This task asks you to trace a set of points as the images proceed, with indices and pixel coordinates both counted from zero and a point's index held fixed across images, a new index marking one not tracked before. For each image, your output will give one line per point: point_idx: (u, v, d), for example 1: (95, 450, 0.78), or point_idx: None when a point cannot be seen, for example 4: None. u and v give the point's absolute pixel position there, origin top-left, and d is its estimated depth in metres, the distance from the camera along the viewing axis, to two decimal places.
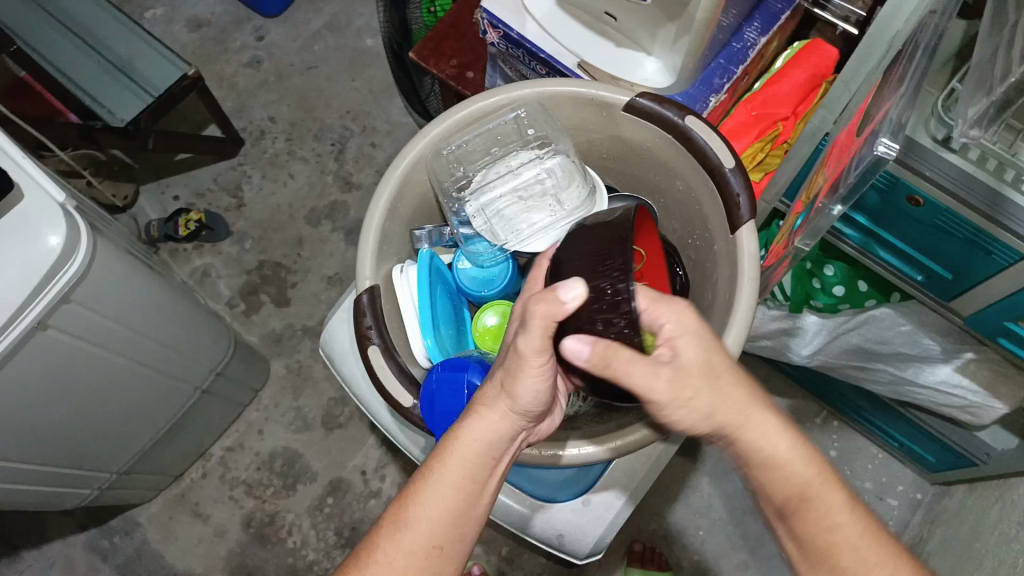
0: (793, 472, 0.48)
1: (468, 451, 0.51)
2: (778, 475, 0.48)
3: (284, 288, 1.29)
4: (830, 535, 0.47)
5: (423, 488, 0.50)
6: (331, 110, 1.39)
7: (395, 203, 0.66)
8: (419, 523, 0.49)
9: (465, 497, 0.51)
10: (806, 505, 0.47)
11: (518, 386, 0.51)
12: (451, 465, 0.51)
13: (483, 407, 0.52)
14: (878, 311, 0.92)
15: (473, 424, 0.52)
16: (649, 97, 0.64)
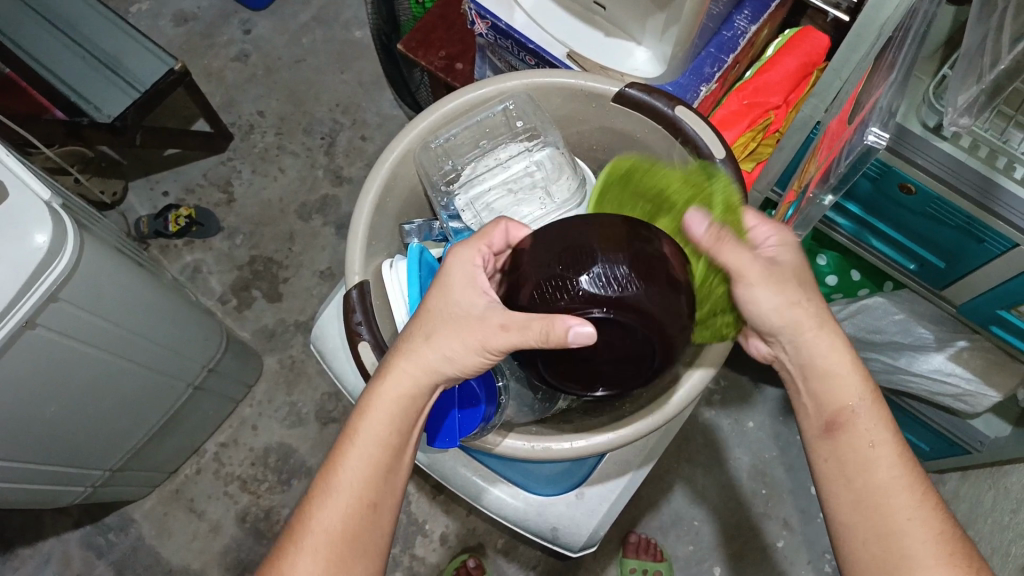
0: (846, 390, 0.51)
1: (392, 402, 0.50)
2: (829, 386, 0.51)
3: (276, 283, 1.28)
4: (868, 452, 0.49)
5: (352, 441, 0.50)
6: (320, 103, 1.38)
7: (383, 198, 0.66)
8: (349, 480, 0.49)
9: (391, 453, 0.50)
10: (849, 423, 0.50)
11: (451, 328, 0.50)
12: (374, 416, 0.50)
13: (410, 353, 0.51)
14: (871, 300, 0.94)
15: (399, 375, 0.50)
16: (638, 87, 0.64)
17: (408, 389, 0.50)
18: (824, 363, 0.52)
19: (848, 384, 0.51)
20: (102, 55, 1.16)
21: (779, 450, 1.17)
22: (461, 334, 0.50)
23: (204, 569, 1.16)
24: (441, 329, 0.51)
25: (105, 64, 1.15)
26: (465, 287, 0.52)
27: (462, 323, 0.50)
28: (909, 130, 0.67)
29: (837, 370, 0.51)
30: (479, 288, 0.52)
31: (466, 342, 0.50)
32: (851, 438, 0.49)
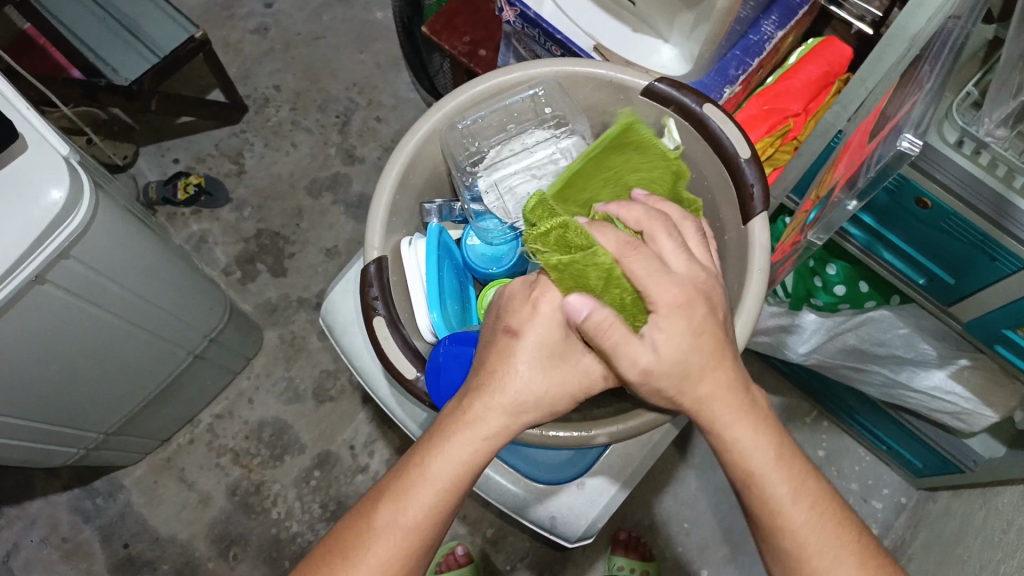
0: (748, 456, 0.47)
1: (479, 439, 0.47)
2: (733, 454, 0.47)
3: (282, 258, 1.28)
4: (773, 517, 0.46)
5: (429, 466, 0.47)
6: (336, 81, 1.38)
7: (407, 175, 0.65)
8: (417, 509, 0.46)
9: (453, 497, 0.47)
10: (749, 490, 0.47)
11: (552, 371, 0.49)
12: (458, 450, 0.47)
13: (506, 389, 0.48)
14: (877, 312, 0.92)
15: (491, 410, 0.48)
16: (668, 83, 0.64)
17: (486, 433, 0.47)
18: (732, 434, 0.47)
19: (749, 441, 0.47)
20: (123, 18, 1.16)
21: None
22: (559, 377, 0.49)
23: (191, 540, 1.16)
24: (540, 367, 0.48)
25: (125, 29, 1.15)
26: (559, 327, 0.49)
27: (560, 365, 0.49)
28: (931, 142, 0.67)
29: (734, 437, 0.47)
30: (570, 333, 0.49)
31: (562, 389, 0.49)
32: (762, 499, 0.47)
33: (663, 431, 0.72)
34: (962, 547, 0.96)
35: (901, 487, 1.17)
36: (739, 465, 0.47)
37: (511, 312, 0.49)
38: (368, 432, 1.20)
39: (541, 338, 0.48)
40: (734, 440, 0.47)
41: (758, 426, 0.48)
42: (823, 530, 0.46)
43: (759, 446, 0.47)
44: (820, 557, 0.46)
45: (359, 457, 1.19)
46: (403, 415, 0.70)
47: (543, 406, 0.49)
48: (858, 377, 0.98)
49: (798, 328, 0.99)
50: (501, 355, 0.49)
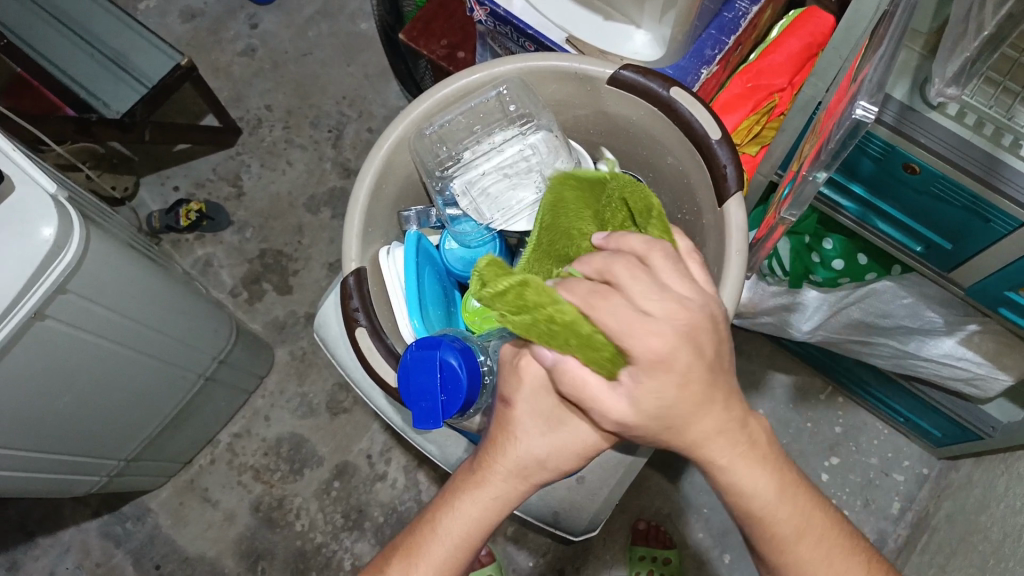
0: (761, 504, 0.45)
1: (492, 498, 0.49)
2: (745, 510, 0.45)
3: (286, 276, 1.29)
4: (792, 557, 0.45)
5: (439, 523, 0.49)
6: (327, 96, 1.39)
7: (379, 184, 0.66)
8: (425, 565, 0.48)
9: (459, 552, 0.49)
10: (779, 541, 0.45)
11: (556, 443, 0.48)
12: (471, 510, 0.48)
13: (513, 456, 0.49)
14: (879, 284, 0.90)
15: (503, 469, 0.49)
16: (633, 70, 0.63)
17: (494, 492, 0.49)
18: (741, 483, 0.45)
19: (757, 497, 0.45)
20: (111, 51, 1.18)
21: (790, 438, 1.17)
22: (562, 445, 0.48)
23: (219, 558, 1.18)
24: (540, 440, 0.48)
25: (116, 64, 1.17)
26: (550, 393, 0.49)
27: (560, 429, 0.48)
28: (912, 105, 0.67)
29: (743, 487, 0.45)
30: (562, 396, 0.49)
31: (567, 452, 0.48)
32: (759, 532, 0.45)
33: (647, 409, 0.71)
34: (985, 514, 0.95)
35: (923, 458, 1.15)
36: (756, 543, 0.45)
37: (504, 381, 0.51)
38: (383, 440, 1.21)
39: (526, 412, 0.49)
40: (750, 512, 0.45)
41: (764, 481, 0.45)
42: (842, 573, 0.45)
43: (778, 504, 0.45)
44: (824, 572, 0.45)
45: (376, 466, 1.20)
46: (397, 422, 0.71)
47: (551, 467, 0.49)
48: (865, 351, 0.96)
49: (801, 306, 0.95)
50: (507, 411, 0.50)
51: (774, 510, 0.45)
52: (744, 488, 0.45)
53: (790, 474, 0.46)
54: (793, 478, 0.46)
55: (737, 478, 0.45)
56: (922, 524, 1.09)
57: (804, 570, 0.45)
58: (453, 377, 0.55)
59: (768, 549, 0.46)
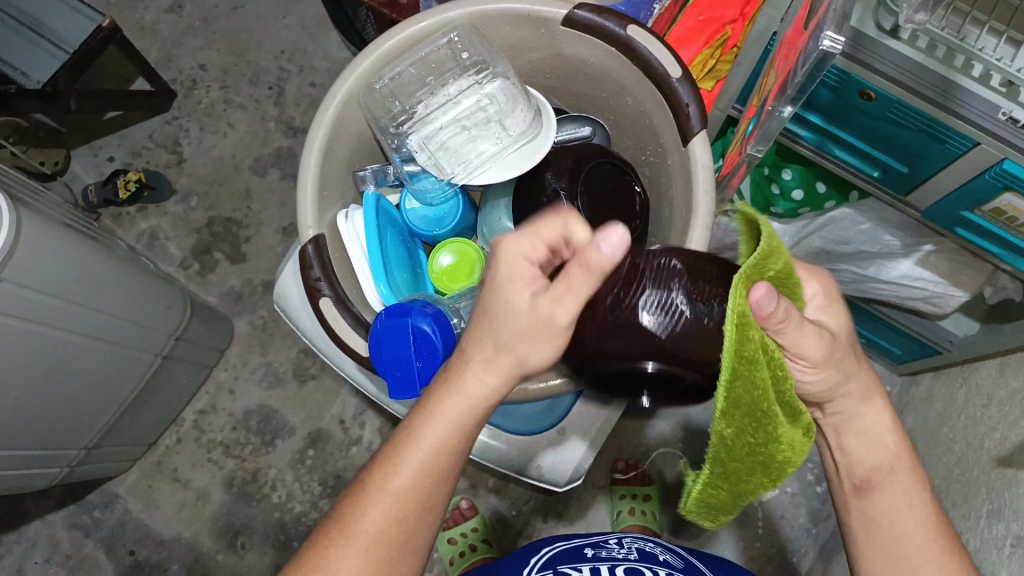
0: (884, 445, 0.52)
1: (455, 410, 0.47)
2: (886, 536, 0.51)
3: (238, 244, 1.25)
4: (897, 518, 0.51)
5: (418, 432, 0.47)
6: (265, 51, 1.31)
7: (331, 145, 0.63)
8: (410, 476, 0.47)
9: (451, 457, 0.47)
10: (881, 480, 0.51)
11: (519, 344, 0.46)
12: (438, 431, 0.47)
13: (469, 360, 0.48)
14: (837, 212, 0.90)
15: (472, 373, 0.47)
16: (588, 8, 0.62)
17: (484, 394, 0.47)
18: (869, 425, 0.52)
19: (880, 443, 0.52)
20: (28, 18, 1.11)
21: None
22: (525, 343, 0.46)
23: (196, 537, 1.17)
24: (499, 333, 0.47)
25: (31, 28, 1.10)
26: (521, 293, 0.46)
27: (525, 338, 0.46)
28: (865, 31, 0.66)
29: (871, 430, 0.52)
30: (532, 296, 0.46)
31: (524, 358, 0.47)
32: (881, 495, 0.51)
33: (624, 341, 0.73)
34: (945, 426, 0.98)
35: (884, 376, 1.18)
36: (889, 548, 0.51)
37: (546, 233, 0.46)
38: (355, 405, 1.20)
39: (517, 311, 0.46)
40: (888, 504, 0.51)
41: (892, 435, 0.52)
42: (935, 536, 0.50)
43: (894, 454, 0.52)
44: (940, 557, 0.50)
45: (350, 430, 1.19)
46: (361, 378, 0.70)
47: (511, 366, 0.47)
48: None
49: None
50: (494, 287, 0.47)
51: (888, 456, 0.51)
52: (857, 425, 0.52)
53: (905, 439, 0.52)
54: (908, 447, 0.52)
55: (845, 416, 0.52)
56: None
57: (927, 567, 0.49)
58: (428, 344, 0.54)
59: (857, 493, 0.52)
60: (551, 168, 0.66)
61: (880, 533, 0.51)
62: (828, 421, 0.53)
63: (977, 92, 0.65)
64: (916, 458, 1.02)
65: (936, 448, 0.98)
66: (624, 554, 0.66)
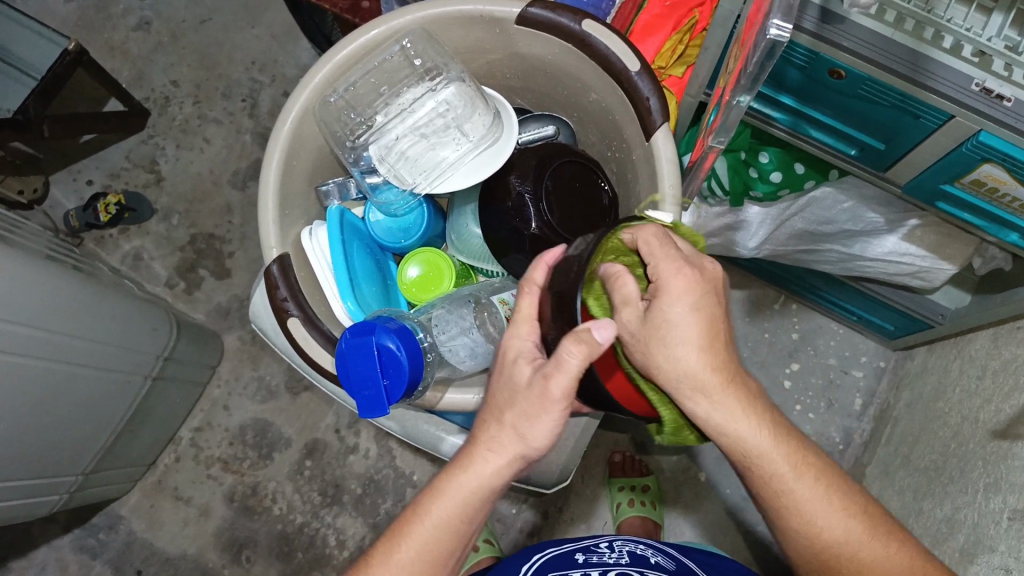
0: (748, 439, 0.48)
1: (465, 494, 0.48)
2: (735, 449, 0.48)
3: (222, 259, 1.24)
4: (787, 497, 0.49)
5: (426, 510, 0.49)
6: (235, 63, 1.30)
7: (290, 162, 0.62)
8: (415, 550, 0.48)
9: (455, 536, 0.49)
10: (758, 468, 0.49)
11: (533, 431, 0.47)
12: (447, 509, 0.48)
13: (488, 443, 0.48)
14: (819, 192, 0.88)
15: (479, 456, 0.48)
16: (541, 5, 0.60)
17: (493, 479, 0.48)
18: (717, 420, 0.47)
19: (747, 431, 0.47)
20: None
21: (748, 351, 1.18)
22: (536, 426, 0.46)
23: (201, 552, 1.17)
24: (513, 416, 0.47)
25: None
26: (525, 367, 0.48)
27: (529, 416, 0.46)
28: (834, 7, 0.65)
29: (735, 429, 0.47)
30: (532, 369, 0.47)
31: (530, 441, 0.47)
32: (763, 482, 0.49)
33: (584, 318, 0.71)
34: (941, 400, 0.97)
35: (879, 352, 1.17)
36: (737, 456, 0.48)
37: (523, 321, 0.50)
38: (348, 414, 1.19)
39: (514, 383, 0.47)
40: (727, 433, 0.47)
41: (749, 412, 0.47)
42: (824, 494, 0.49)
43: (765, 436, 0.48)
44: (849, 517, 0.49)
45: (346, 439, 1.19)
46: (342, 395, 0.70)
47: (519, 448, 0.47)
48: (813, 259, 0.95)
49: (744, 223, 0.93)
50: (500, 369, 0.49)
51: (760, 445, 0.48)
52: (729, 432, 0.47)
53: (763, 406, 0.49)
54: (770, 415, 0.49)
55: (715, 422, 0.47)
56: (883, 417, 1.11)
57: (830, 524, 0.49)
58: (394, 361, 0.53)
59: (744, 481, 0.50)
60: (514, 170, 0.65)
61: (788, 514, 0.49)
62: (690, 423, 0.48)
63: (949, 64, 0.63)
64: (914, 433, 1.01)
65: (933, 422, 0.97)
66: (615, 558, 0.65)
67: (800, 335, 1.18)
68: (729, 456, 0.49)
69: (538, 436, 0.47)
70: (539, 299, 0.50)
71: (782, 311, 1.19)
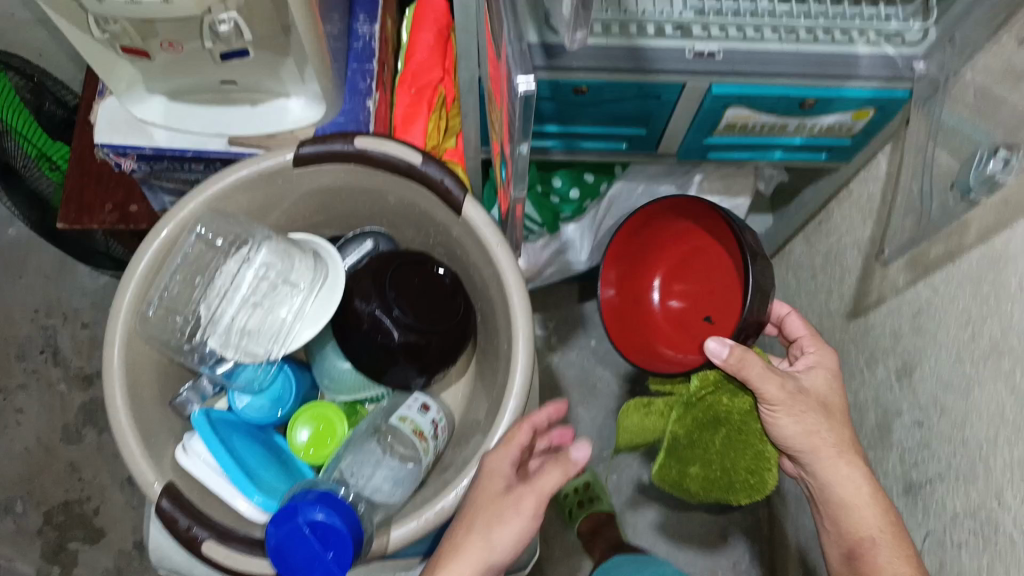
0: (853, 499, 0.66)
1: None
2: (849, 519, 0.66)
3: (90, 522, 1.12)
4: (862, 537, 0.65)
5: None
6: (17, 320, 1.20)
7: (135, 387, 0.60)
8: None
9: None
10: (864, 545, 0.65)
11: (498, 536, 0.52)
12: None
13: (455, 554, 0.52)
14: (614, 189, 0.97)
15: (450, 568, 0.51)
16: (311, 143, 0.64)
17: None
18: (847, 483, 0.66)
19: (849, 491, 0.66)
20: None
21: None
22: (507, 536, 0.52)
23: None
24: (482, 523, 0.52)
25: None
26: (500, 481, 0.54)
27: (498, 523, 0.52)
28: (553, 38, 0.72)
29: (846, 495, 0.66)
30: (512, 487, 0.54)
31: (501, 551, 0.52)
32: (855, 524, 0.66)
33: (462, 411, 0.73)
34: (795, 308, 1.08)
35: None
36: (852, 531, 0.66)
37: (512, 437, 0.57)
38: None
39: (488, 495, 0.54)
40: (838, 483, 0.66)
41: (864, 486, 0.66)
42: (893, 543, 0.64)
43: (858, 493, 0.66)
44: (883, 557, 0.63)
45: None
46: None
47: (491, 556, 0.52)
48: None
49: (569, 243, 1.00)
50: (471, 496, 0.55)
51: (872, 515, 0.65)
52: (843, 494, 0.66)
53: (885, 501, 0.66)
54: (887, 505, 0.66)
55: (837, 479, 0.66)
56: None
57: (879, 558, 0.63)
58: (331, 529, 0.51)
59: (845, 546, 0.66)
60: (356, 295, 0.66)
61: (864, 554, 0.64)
62: (819, 474, 0.67)
63: (658, 46, 0.74)
64: None
65: None
66: None
67: None
68: (831, 511, 0.67)
69: (503, 543, 0.52)
70: (528, 429, 0.57)
71: None
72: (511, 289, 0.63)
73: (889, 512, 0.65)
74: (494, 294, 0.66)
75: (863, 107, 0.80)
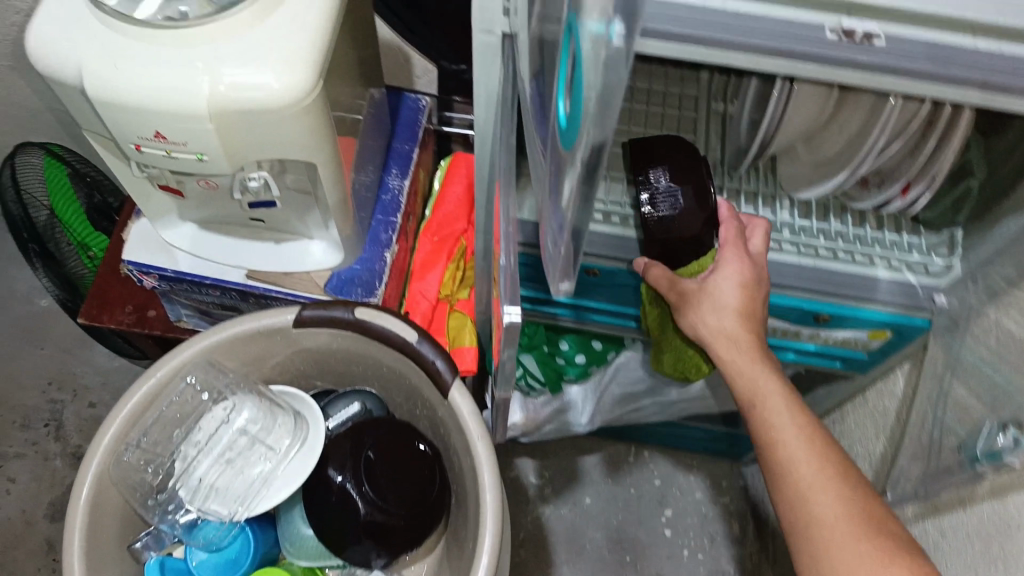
0: (789, 446, 0.59)
1: None
2: (800, 494, 0.57)
3: None
4: (811, 509, 0.56)
5: None
6: (28, 389, 1.22)
7: (93, 531, 0.59)
8: None
9: None
10: (797, 489, 0.57)
11: None
12: None
13: None
14: (620, 358, 0.95)
15: None
16: (312, 306, 0.65)
17: None
18: (787, 436, 0.60)
19: (787, 432, 0.60)
20: None
21: (623, 510, 1.17)
22: None
23: None
24: None
25: None
26: None
27: None
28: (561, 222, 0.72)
29: (758, 394, 0.62)
30: None
31: None
32: (783, 466, 0.59)
33: None
34: None
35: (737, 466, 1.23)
36: (764, 427, 0.61)
37: None
38: None
39: None
40: (779, 435, 0.60)
41: (793, 416, 0.61)
42: (851, 521, 0.55)
43: (793, 429, 0.60)
44: (851, 541, 0.54)
45: None
46: None
47: None
48: (642, 415, 1.00)
49: (570, 404, 0.99)
50: None
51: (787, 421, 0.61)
52: (772, 422, 0.61)
53: (820, 432, 0.61)
54: (825, 442, 0.60)
55: (767, 415, 0.62)
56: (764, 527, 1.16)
57: (823, 531, 0.55)
58: None
59: (791, 510, 0.57)
60: (331, 462, 0.65)
61: (820, 540, 0.55)
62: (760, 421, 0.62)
63: None
64: None
65: None
66: None
67: (663, 480, 1.19)
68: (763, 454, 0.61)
69: None
70: None
71: (638, 462, 1.21)
72: (484, 483, 0.62)
73: (815, 440, 0.59)
74: (470, 482, 0.65)
75: (880, 328, 0.77)
